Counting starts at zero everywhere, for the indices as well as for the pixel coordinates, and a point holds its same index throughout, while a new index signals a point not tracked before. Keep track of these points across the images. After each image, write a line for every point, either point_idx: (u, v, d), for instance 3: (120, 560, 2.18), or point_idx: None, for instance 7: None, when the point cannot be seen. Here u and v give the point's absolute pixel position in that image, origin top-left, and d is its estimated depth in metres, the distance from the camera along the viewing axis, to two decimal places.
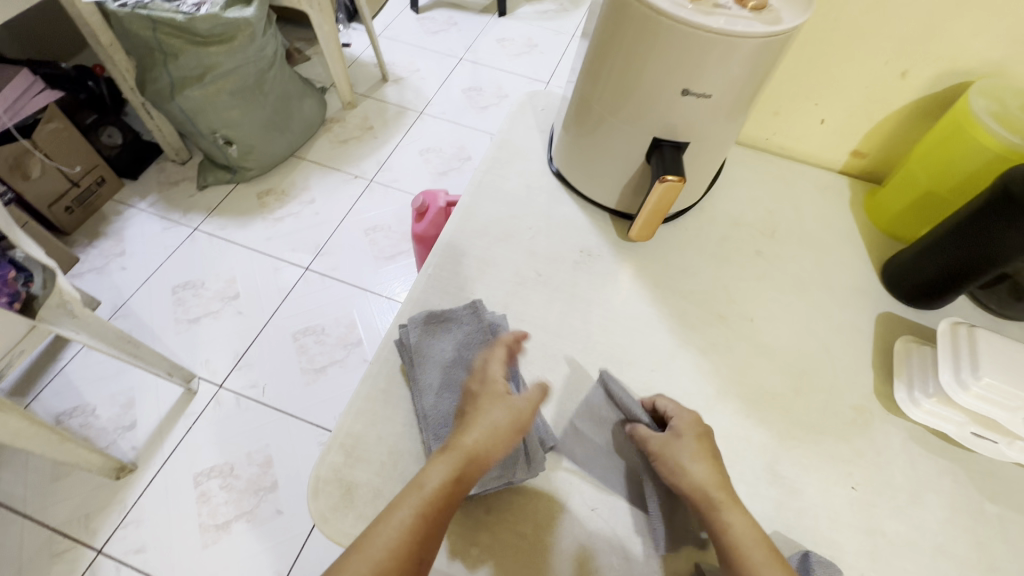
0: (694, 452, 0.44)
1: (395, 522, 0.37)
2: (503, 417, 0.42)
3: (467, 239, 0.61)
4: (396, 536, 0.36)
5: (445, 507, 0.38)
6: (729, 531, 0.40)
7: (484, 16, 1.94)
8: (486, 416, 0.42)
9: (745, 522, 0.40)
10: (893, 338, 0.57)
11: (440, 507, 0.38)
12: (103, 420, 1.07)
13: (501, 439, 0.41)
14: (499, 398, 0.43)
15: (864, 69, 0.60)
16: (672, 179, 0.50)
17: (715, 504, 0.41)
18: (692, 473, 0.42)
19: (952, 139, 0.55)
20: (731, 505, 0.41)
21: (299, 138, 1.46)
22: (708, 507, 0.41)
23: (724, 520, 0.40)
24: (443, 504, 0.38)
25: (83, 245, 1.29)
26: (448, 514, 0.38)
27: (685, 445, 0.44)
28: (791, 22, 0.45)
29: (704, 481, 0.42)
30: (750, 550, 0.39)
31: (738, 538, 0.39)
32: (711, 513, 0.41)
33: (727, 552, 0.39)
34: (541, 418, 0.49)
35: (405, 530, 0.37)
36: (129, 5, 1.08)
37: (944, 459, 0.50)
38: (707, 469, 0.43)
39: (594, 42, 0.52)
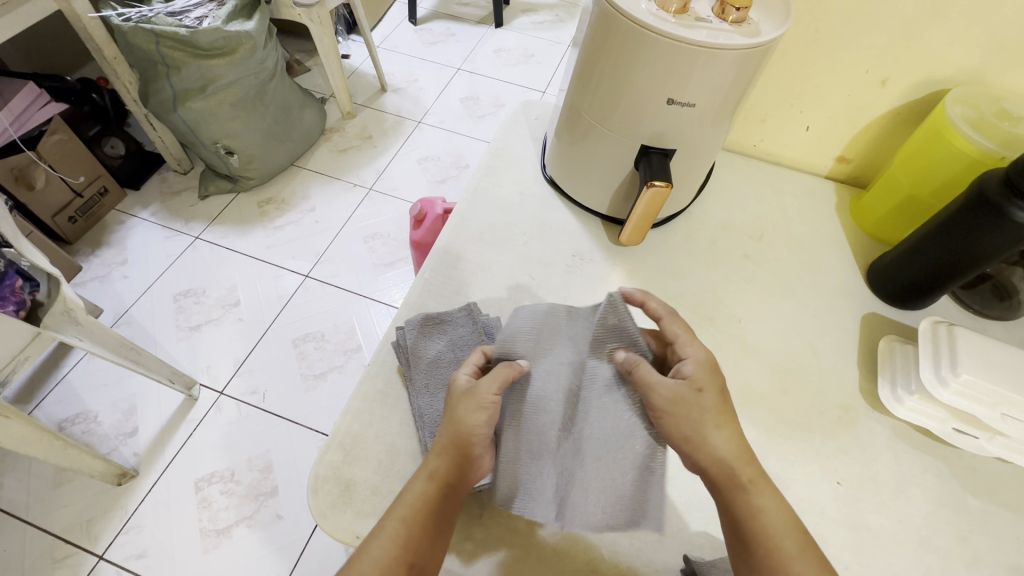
0: (717, 420, 0.41)
1: (384, 536, 0.39)
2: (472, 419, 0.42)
3: (461, 245, 0.63)
4: (387, 546, 0.39)
5: (429, 514, 0.40)
6: (759, 514, 0.39)
7: (481, 27, 1.97)
8: (457, 410, 0.42)
9: (768, 501, 0.40)
10: (877, 338, 0.59)
11: (426, 515, 0.40)
12: (104, 427, 1.08)
13: (479, 424, 0.41)
14: (467, 390, 0.43)
15: (845, 78, 0.63)
16: (659, 185, 0.52)
17: (741, 485, 0.40)
18: (717, 445, 0.41)
19: (931, 145, 0.57)
20: (760, 485, 0.40)
21: (299, 147, 1.48)
22: (734, 485, 0.40)
23: (753, 502, 0.40)
24: (429, 511, 0.40)
25: (85, 255, 1.31)
26: (435, 519, 0.40)
27: (710, 414, 0.41)
28: (770, 34, 0.47)
29: (729, 457, 0.40)
30: (783, 536, 0.38)
31: (767, 522, 0.39)
32: (742, 493, 0.40)
33: (755, 535, 0.39)
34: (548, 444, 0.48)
35: (393, 540, 0.39)
36: (133, 19, 1.10)
37: (927, 455, 0.51)
38: (731, 442, 0.41)
39: (583, 53, 0.54)
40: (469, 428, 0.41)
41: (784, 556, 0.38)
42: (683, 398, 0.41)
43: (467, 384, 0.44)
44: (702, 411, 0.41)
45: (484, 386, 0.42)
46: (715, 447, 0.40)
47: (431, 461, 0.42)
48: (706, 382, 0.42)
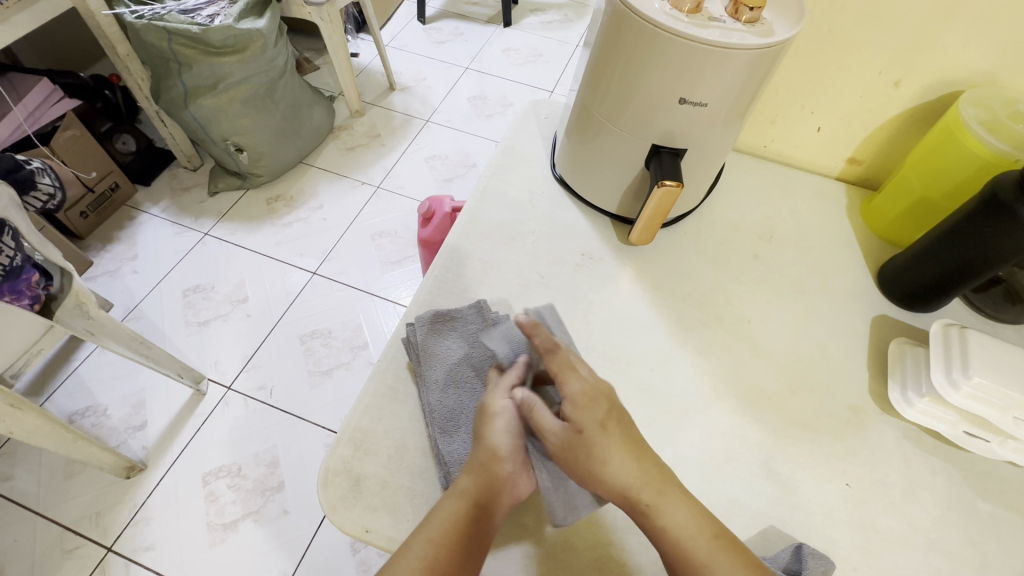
0: (609, 451, 0.41)
1: (411, 555, 0.39)
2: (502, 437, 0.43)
3: (470, 243, 0.63)
4: (415, 563, 0.38)
5: (458, 535, 0.40)
6: (666, 531, 0.40)
7: (489, 27, 1.97)
8: (487, 428, 0.44)
9: (684, 515, 0.41)
10: (887, 340, 0.58)
11: (455, 534, 0.40)
12: (114, 420, 1.09)
13: (509, 436, 0.43)
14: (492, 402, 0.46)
15: (858, 78, 0.62)
16: (670, 184, 0.52)
17: (642, 506, 0.41)
18: (613, 475, 0.41)
19: (944, 146, 0.57)
20: (665, 500, 0.41)
21: (307, 145, 1.49)
22: (639, 508, 0.41)
23: (660, 520, 0.41)
24: (459, 530, 0.40)
25: (96, 250, 1.32)
26: (465, 539, 0.40)
27: (600, 444, 0.41)
28: (784, 34, 0.47)
29: (630, 483, 0.41)
30: (696, 545, 0.40)
31: (674, 534, 0.40)
32: (644, 513, 0.41)
33: (670, 550, 0.40)
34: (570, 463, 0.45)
35: (421, 561, 0.38)
36: (146, 16, 1.11)
37: (937, 458, 0.51)
38: (628, 467, 0.41)
39: (595, 53, 0.54)
40: (501, 443, 0.43)
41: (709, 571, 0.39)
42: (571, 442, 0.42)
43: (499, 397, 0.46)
44: (597, 448, 0.41)
45: (496, 400, 0.45)
46: (611, 479, 0.41)
47: (461, 481, 0.43)
48: (591, 413, 0.42)
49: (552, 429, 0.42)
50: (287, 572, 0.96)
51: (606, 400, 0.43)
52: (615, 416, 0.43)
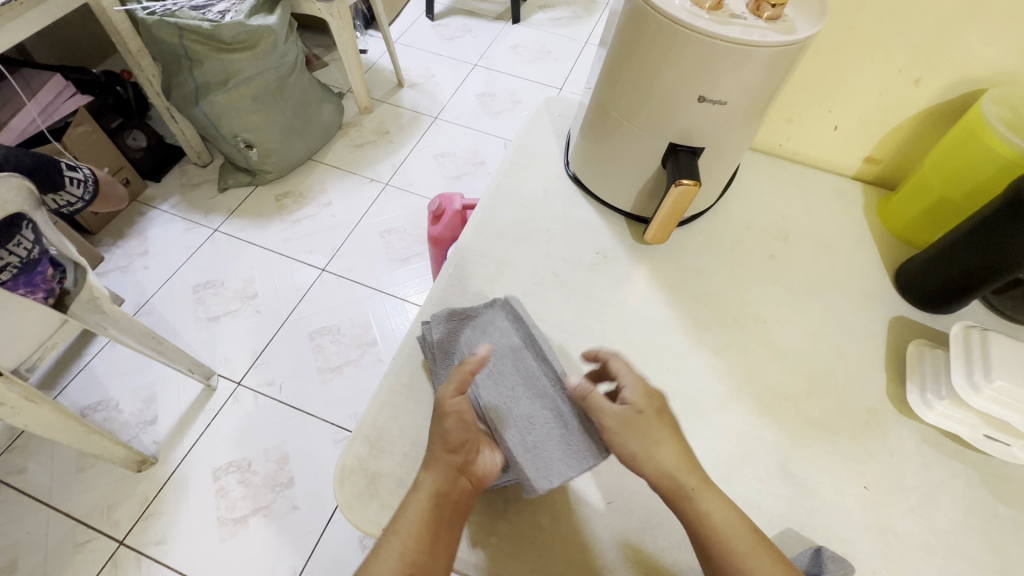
0: (661, 435, 0.43)
1: (391, 551, 0.40)
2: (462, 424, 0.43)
3: (484, 241, 0.63)
4: (395, 559, 0.39)
5: (431, 528, 0.41)
6: (708, 519, 0.41)
7: (498, 23, 1.97)
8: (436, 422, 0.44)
9: (722, 503, 0.42)
10: (905, 342, 0.58)
11: (426, 527, 0.41)
12: (125, 415, 1.10)
13: (458, 424, 0.43)
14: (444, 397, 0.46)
15: (877, 76, 0.62)
16: (687, 183, 0.51)
17: (685, 493, 0.42)
18: (660, 459, 0.42)
19: (965, 146, 0.56)
20: (705, 490, 0.42)
21: (317, 142, 1.49)
22: (680, 495, 0.42)
23: (700, 509, 0.42)
24: (429, 522, 0.41)
25: (107, 245, 1.33)
26: (435, 529, 0.41)
27: (653, 427, 0.43)
28: (806, 32, 0.46)
29: (674, 469, 0.42)
30: (735, 530, 0.41)
31: (717, 525, 0.41)
32: (688, 501, 0.42)
33: (708, 539, 0.41)
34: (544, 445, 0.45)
35: (399, 558, 0.39)
36: (158, 12, 1.11)
37: (956, 461, 0.51)
38: (676, 454, 0.43)
39: (612, 50, 0.53)
40: (451, 433, 0.43)
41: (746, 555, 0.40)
42: (631, 419, 0.43)
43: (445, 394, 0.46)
44: (649, 431, 0.43)
45: (446, 392, 0.44)
46: (659, 463, 0.42)
47: (422, 475, 0.43)
48: (646, 398, 0.45)
49: (613, 411, 0.43)
50: (297, 568, 0.96)
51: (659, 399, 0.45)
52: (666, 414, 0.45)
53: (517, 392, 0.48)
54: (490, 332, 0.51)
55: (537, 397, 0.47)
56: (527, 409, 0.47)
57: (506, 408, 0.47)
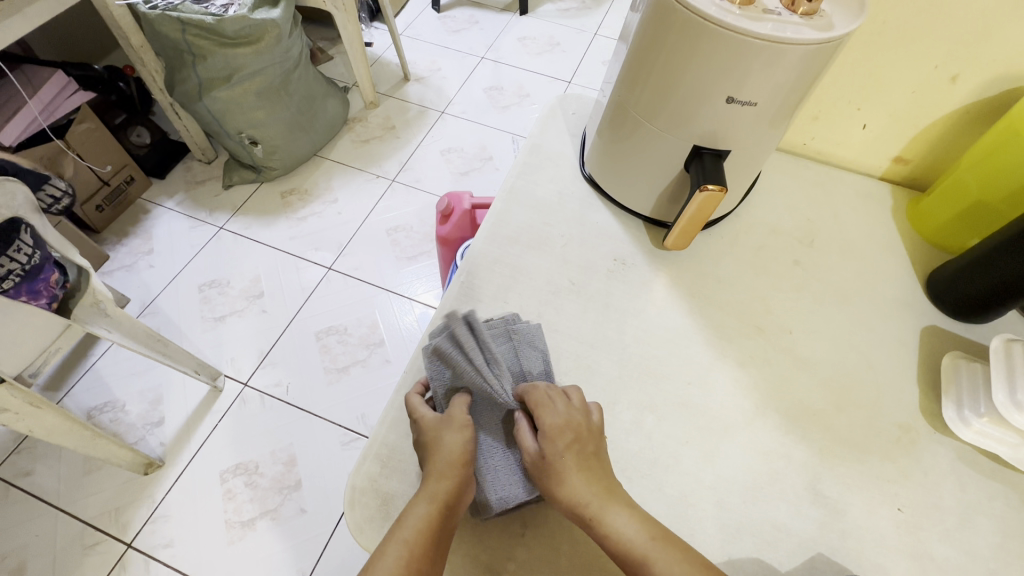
0: (565, 467, 0.41)
1: (389, 557, 0.37)
2: (460, 443, 0.43)
3: (497, 247, 0.61)
4: (394, 566, 0.37)
5: (432, 535, 0.39)
6: (611, 537, 0.39)
7: (505, 15, 1.92)
8: (438, 437, 0.43)
9: (628, 520, 0.40)
10: (939, 354, 0.55)
11: (429, 537, 0.38)
12: (132, 416, 1.09)
13: (464, 442, 0.43)
14: (438, 419, 0.44)
15: (911, 73, 0.58)
16: (713, 188, 0.48)
17: (589, 519, 0.40)
18: (562, 493, 0.41)
19: (1003, 147, 0.53)
20: (608, 509, 0.40)
21: (322, 138, 1.47)
22: (585, 522, 0.40)
23: (602, 529, 0.40)
24: (433, 530, 0.39)
25: (112, 243, 1.32)
26: (438, 540, 0.39)
27: (557, 460, 0.42)
28: (844, 28, 0.43)
29: (577, 497, 0.40)
30: (640, 549, 0.38)
31: (620, 542, 0.39)
32: (590, 527, 0.40)
33: (616, 557, 0.39)
34: (510, 470, 0.44)
35: (399, 562, 0.37)
36: (160, 6, 1.09)
37: (995, 481, 0.48)
38: (581, 482, 0.41)
39: (634, 47, 0.51)
40: (459, 447, 0.42)
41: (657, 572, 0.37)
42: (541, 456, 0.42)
43: (436, 417, 0.45)
44: (549, 465, 0.42)
45: (456, 409, 0.45)
46: (562, 494, 0.41)
47: (431, 483, 0.41)
48: (558, 432, 0.42)
49: (529, 447, 0.43)
50: (305, 571, 0.95)
51: (576, 430, 0.43)
52: (580, 444, 0.43)
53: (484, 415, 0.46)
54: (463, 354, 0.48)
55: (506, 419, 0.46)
56: (495, 430, 0.46)
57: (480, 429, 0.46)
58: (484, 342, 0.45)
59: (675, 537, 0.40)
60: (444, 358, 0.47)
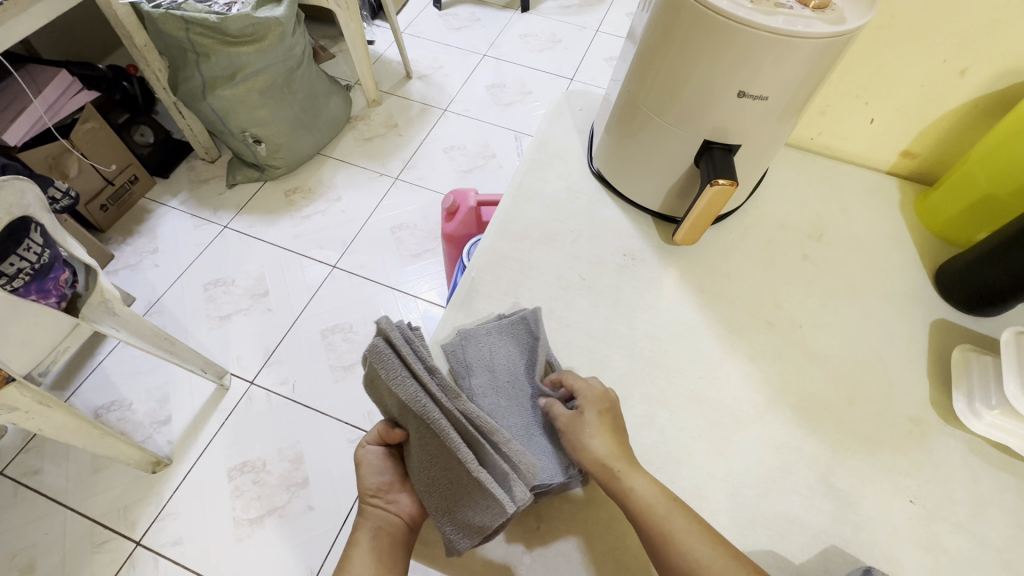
0: (595, 428, 0.44)
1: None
2: (379, 470, 0.46)
3: (507, 243, 0.61)
4: None
5: (383, 550, 0.42)
6: (632, 494, 0.42)
7: (507, 12, 1.92)
8: (362, 474, 0.46)
9: (648, 484, 0.42)
10: (949, 347, 0.55)
11: (381, 552, 0.42)
12: (139, 415, 1.09)
13: (381, 471, 0.46)
14: (363, 460, 0.47)
15: (919, 67, 0.58)
16: (723, 183, 0.49)
17: (614, 474, 0.42)
18: (590, 448, 0.43)
19: (1013, 141, 0.53)
20: (632, 469, 0.43)
21: (325, 136, 1.47)
22: (609, 477, 0.42)
23: (625, 486, 0.42)
24: (377, 553, 0.42)
25: (117, 243, 1.32)
26: (393, 550, 0.43)
27: (589, 421, 0.44)
28: (856, 22, 0.43)
29: (602, 454, 0.43)
30: (660, 508, 0.41)
31: (640, 499, 0.41)
32: (616, 481, 0.42)
33: (635, 515, 0.41)
34: (462, 514, 0.41)
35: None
36: (163, 5, 1.09)
37: (1005, 474, 0.48)
38: (607, 443, 0.44)
39: (644, 42, 0.51)
40: (377, 475, 0.46)
41: (675, 534, 0.40)
42: (574, 418, 0.45)
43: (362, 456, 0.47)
44: (576, 425, 0.44)
45: (369, 450, 0.47)
46: (588, 452, 0.43)
47: (369, 509, 0.44)
48: (592, 401, 0.46)
49: (561, 412, 0.46)
50: (313, 568, 0.96)
51: (607, 403, 0.46)
52: (612, 415, 0.46)
53: (424, 456, 0.43)
54: (381, 387, 0.44)
55: (442, 456, 0.41)
56: (436, 469, 0.42)
57: (428, 469, 0.43)
58: (406, 360, 0.41)
59: (686, 505, 0.42)
60: (374, 394, 0.46)
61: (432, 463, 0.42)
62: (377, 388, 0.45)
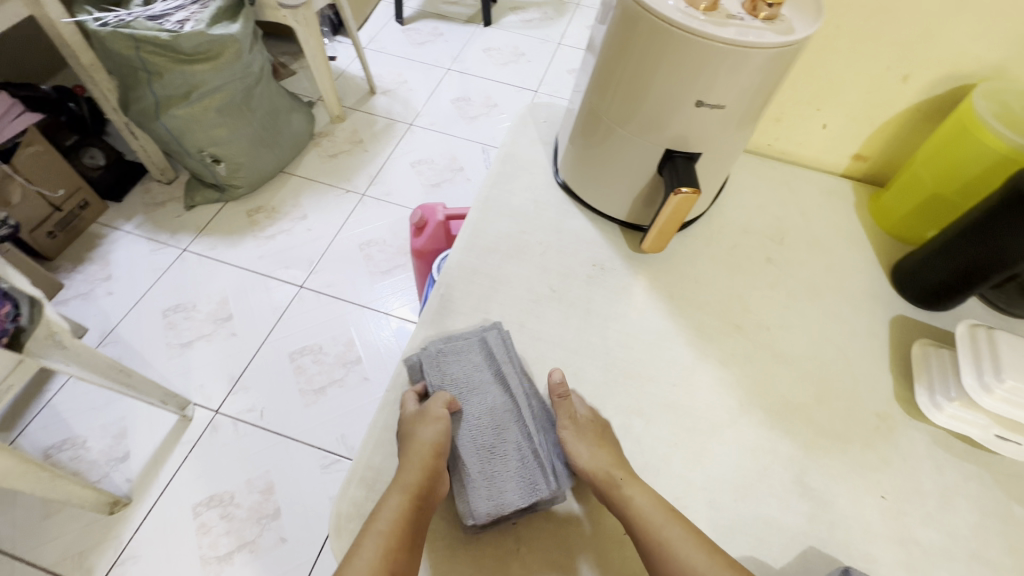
0: (594, 441, 0.46)
1: (365, 555, 0.40)
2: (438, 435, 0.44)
3: (475, 258, 0.60)
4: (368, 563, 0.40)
5: (405, 526, 0.41)
6: (633, 504, 0.43)
7: (470, 26, 1.93)
8: (414, 431, 0.45)
9: (647, 496, 0.43)
10: (909, 342, 0.57)
11: (405, 526, 0.41)
12: (94, 453, 1.03)
13: (438, 434, 0.44)
14: (416, 413, 0.46)
15: (865, 75, 0.61)
16: (686, 191, 0.49)
17: (615, 484, 0.43)
18: (590, 459, 0.44)
19: (957, 141, 0.55)
20: (632, 481, 0.44)
21: (287, 153, 1.44)
22: (611, 486, 0.43)
23: (626, 495, 0.43)
24: (403, 528, 0.41)
25: (66, 271, 1.25)
26: (413, 532, 0.41)
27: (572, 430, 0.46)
28: (803, 32, 0.44)
29: (605, 464, 0.44)
30: (658, 520, 0.42)
31: (641, 509, 0.42)
32: (616, 490, 0.43)
33: (632, 526, 0.42)
34: (504, 482, 0.44)
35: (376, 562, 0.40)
36: (110, 23, 1.05)
37: (968, 463, 0.50)
38: (607, 455, 0.45)
39: (602, 54, 0.51)
40: (437, 440, 0.44)
41: (671, 544, 0.41)
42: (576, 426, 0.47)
43: (416, 411, 0.47)
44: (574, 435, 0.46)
45: (434, 406, 0.46)
46: (588, 462, 0.44)
47: (407, 474, 0.43)
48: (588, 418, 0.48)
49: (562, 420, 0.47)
50: None
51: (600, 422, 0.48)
52: (606, 432, 0.47)
53: (485, 427, 0.47)
54: (469, 361, 0.50)
55: (507, 430, 0.47)
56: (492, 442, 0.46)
57: (479, 441, 0.46)
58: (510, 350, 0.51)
59: (681, 516, 0.43)
60: (443, 363, 0.50)
61: (489, 436, 0.47)
62: (458, 360, 0.50)
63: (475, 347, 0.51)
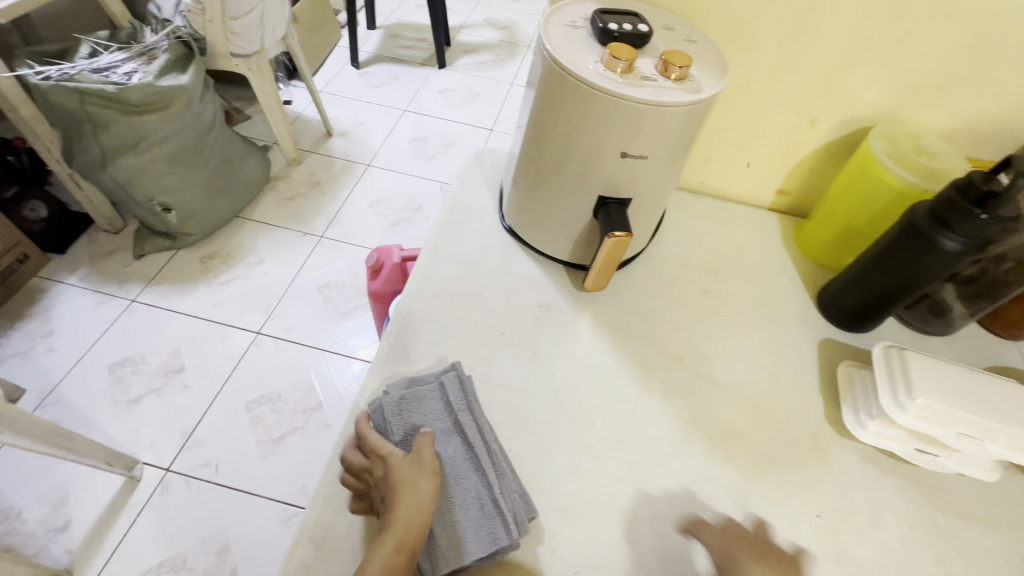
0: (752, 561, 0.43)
1: None
2: (427, 485, 0.45)
3: (423, 304, 0.61)
4: None
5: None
6: None
7: (425, 69, 1.99)
8: (404, 479, 0.45)
9: None
10: (835, 364, 0.61)
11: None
12: (30, 524, 0.97)
13: (428, 483, 0.45)
14: (404, 460, 0.46)
15: (778, 120, 0.67)
16: (619, 234, 0.53)
17: None
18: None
19: (859, 178, 0.61)
20: None
21: (242, 199, 1.43)
22: None
23: None
24: None
25: (3, 329, 1.19)
26: None
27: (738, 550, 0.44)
28: (710, 90, 0.49)
29: None
30: None
31: None
32: None
33: None
34: (465, 528, 0.45)
35: None
36: (53, 78, 1.04)
37: (894, 477, 0.53)
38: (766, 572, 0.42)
39: (535, 110, 0.54)
40: (424, 491, 0.45)
41: None
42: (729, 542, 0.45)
43: (401, 459, 0.47)
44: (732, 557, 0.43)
45: (422, 450, 0.47)
46: None
47: (392, 527, 0.42)
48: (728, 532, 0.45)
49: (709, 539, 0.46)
50: None
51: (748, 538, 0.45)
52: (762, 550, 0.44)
53: (450, 473, 0.48)
54: (428, 408, 0.51)
55: (468, 476, 0.48)
56: (456, 488, 0.47)
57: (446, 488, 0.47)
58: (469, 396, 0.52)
59: None
60: (407, 407, 0.51)
61: (453, 482, 0.47)
62: (417, 407, 0.51)
63: (433, 394, 0.52)
